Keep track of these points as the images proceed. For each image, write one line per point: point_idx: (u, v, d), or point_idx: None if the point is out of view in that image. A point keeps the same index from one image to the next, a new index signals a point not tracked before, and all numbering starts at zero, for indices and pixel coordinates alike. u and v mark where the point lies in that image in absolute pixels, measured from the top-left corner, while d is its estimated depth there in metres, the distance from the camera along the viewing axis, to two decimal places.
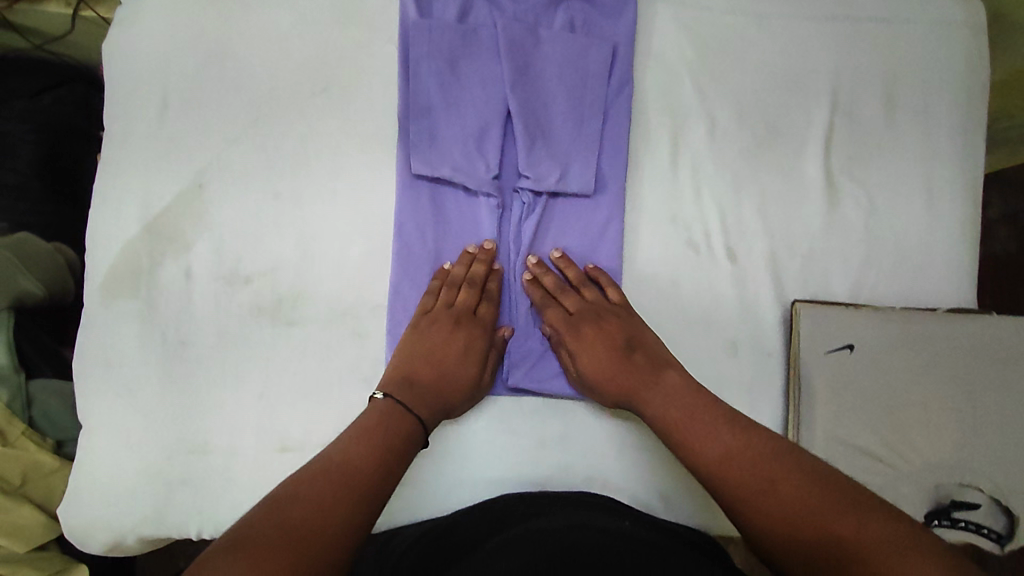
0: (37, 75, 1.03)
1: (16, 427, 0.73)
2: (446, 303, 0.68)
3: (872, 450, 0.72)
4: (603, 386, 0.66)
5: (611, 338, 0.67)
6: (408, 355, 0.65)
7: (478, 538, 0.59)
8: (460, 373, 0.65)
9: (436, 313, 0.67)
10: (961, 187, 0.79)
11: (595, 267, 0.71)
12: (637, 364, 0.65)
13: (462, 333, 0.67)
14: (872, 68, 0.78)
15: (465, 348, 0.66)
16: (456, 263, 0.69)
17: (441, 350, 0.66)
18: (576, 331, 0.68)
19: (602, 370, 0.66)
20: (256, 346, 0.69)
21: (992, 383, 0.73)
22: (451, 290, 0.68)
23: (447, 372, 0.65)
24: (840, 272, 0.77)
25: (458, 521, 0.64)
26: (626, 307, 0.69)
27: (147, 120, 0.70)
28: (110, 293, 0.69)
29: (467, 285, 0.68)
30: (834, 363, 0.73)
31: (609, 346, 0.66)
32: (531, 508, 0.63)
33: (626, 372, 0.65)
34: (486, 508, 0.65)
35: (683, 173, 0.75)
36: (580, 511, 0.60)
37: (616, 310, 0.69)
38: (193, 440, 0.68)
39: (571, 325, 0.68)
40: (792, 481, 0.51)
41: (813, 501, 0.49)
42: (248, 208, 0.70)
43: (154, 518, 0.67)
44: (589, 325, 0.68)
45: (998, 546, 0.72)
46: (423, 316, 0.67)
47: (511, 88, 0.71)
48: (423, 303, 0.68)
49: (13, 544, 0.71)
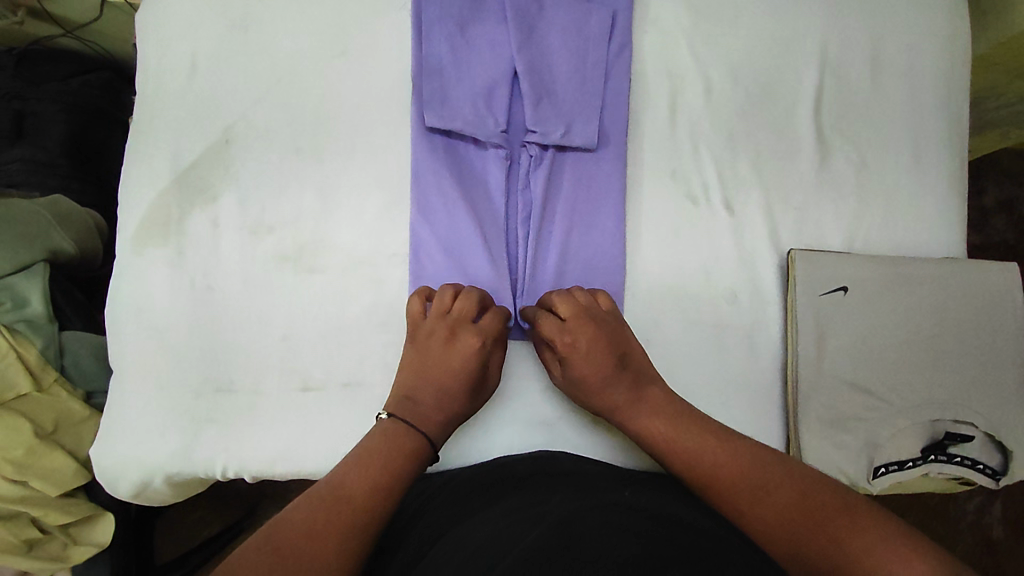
0: (70, 62, 1.08)
1: (49, 373, 0.77)
2: (442, 313, 0.69)
3: (868, 386, 0.75)
4: (593, 398, 0.68)
5: (606, 351, 0.68)
6: (411, 370, 0.68)
7: (480, 500, 0.59)
8: (456, 382, 0.67)
9: (432, 325, 0.69)
10: (947, 146, 0.83)
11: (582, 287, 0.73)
12: (627, 380, 0.67)
13: (461, 347, 0.68)
14: (859, 34, 0.82)
15: (462, 361, 0.67)
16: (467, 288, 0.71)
17: (440, 362, 0.68)
18: (571, 341, 0.68)
19: (593, 382, 0.67)
20: (279, 293, 0.73)
21: (980, 324, 0.77)
22: (446, 299, 0.70)
23: (447, 388, 0.67)
24: (833, 224, 0.80)
25: (473, 475, 0.65)
26: (615, 317, 0.71)
27: (177, 81, 0.75)
28: (142, 242, 0.73)
29: (464, 293, 0.70)
30: (830, 305, 0.76)
31: (602, 358, 0.67)
32: (547, 468, 0.64)
33: (618, 386, 0.67)
34: (502, 464, 0.67)
35: (681, 132, 0.79)
36: (578, 476, 0.61)
37: (607, 320, 0.70)
38: (220, 380, 0.71)
39: (566, 334, 0.68)
40: (782, 494, 0.55)
41: (808, 512, 0.53)
42: (272, 164, 0.74)
43: (182, 455, 0.70)
44: (584, 334, 0.68)
45: (994, 482, 0.75)
46: (420, 328, 0.69)
47: (518, 50, 0.75)
48: (417, 312, 0.70)
49: (44, 487, 0.74)
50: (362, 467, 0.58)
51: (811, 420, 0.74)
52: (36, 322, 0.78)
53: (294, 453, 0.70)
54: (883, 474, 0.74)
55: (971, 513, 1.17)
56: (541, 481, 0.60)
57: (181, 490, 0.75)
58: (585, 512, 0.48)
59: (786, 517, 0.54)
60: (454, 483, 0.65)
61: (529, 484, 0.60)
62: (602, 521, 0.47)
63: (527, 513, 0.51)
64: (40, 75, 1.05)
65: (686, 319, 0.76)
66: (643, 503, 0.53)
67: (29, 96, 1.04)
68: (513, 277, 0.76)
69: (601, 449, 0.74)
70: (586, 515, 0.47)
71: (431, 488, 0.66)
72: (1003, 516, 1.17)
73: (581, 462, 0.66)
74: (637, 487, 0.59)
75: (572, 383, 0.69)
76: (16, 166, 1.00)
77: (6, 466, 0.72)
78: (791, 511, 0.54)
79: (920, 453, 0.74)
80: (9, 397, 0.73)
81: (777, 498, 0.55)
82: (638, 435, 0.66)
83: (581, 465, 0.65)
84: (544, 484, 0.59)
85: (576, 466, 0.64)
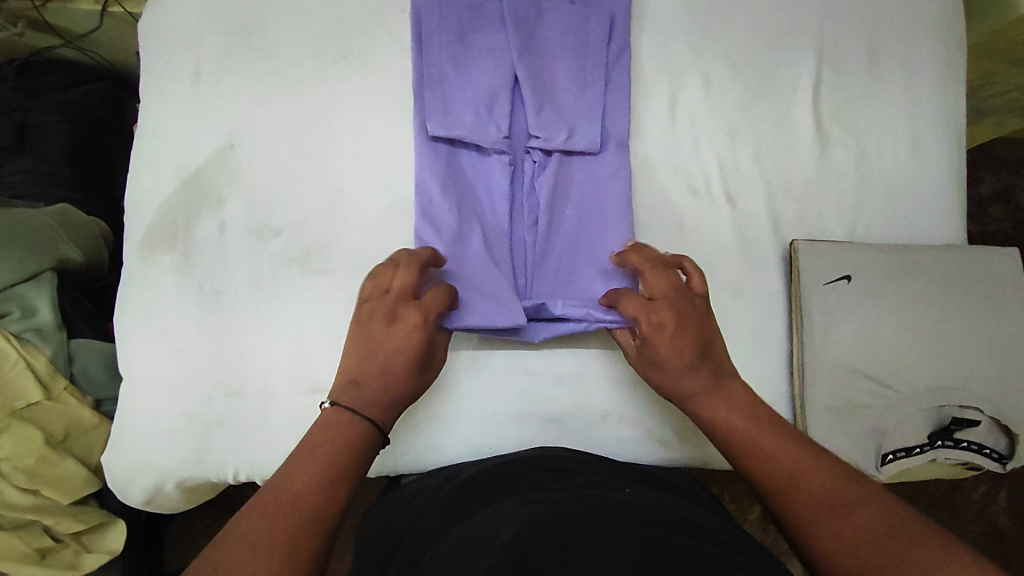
0: (70, 74, 1.08)
1: (60, 382, 0.78)
2: (384, 291, 0.65)
3: (873, 373, 0.76)
4: (679, 376, 0.64)
5: (689, 344, 0.63)
6: (348, 353, 0.64)
7: (480, 498, 0.56)
8: (395, 373, 0.62)
9: (374, 302, 0.65)
10: (944, 135, 0.83)
11: (692, 274, 0.68)
12: (703, 370, 0.63)
13: (406, 325, 0.63)
14: (854, 26, 0.83)
15: (408, 342, 0.63)
16: (408, 273, 0.65)
17: (383, 344, 0.63)
18: (674, 328, 0.64)
19: (680, 359, 0.63)
20: (287, 295, 0.73)
21: (981, 312, 0.78)
22: (389, 272, 0.66)
23: (394, 368, 0.62)
24: (834, 215, 0.81)
25: (478, 475, 0.63)
26: (711, 331, 0.66)
27: (181, 89, 0.76)
28: (149, 249, 0.74)
29: (405, 268, 0.65)
30: (833, 295, 0.77)
31: (687, 348, 0.63)
32: (549, 468, 0.61)
33: (695, 375, 0.63)
34: (504, 464, 0.65)
35: (681, 126, 0.80)
36: (583, 475, 0.59)
37: (708, 322, 0.66)
38: (229, 383, 0.71)
39: (664, 317, 0.64)
40: (861, 511, 0.50)
41: (885, 535, 0.48)
42: (277, 167, 0.75)
43: (193, 459, 0.70)
44: (687, 325, 0.64)
45: (1000, 466, 0.76)
46: (365, 305, 0.65)
47: (518, 56, 0.76)
48: (368, 288, 0.66)
49: (56, 494, 0.75)
50: (295, 482, 0.54)
51: (819, 409, 0.75)
52: (45, 331, 0.79)
53: None
54: (891, 460, 0.75)
55: (977, 502, 1.17)
56: (542, 479, 0.58)
57: (192, 495, 0.75)
58: (586, 520, 0.44)
59: (832, 512, 0.51)
60: (455, 481, 0.63)
61: (533, 481, 0.58)
62: (601, 537, 0.42)
63: (524, 504, 0.49)
64: (41, 85, 1.06)
65: None
66: (644, 502, 0.49)
67: (31, 106, 1.04)
68: (523, 279, 0.76)
69: (611, 444, 0.74)
70: (585, 535, 0.42)
71: (431, 488, 0.64)
72: (1009, 504, 1.17)
73: (586, 462, 0.64)
74: (636, 486, 0.57)
75: (660, 360, 0.64)
76: (19, 176, 1.00)
77: (16, 475, 0.72)
78: (828, 507, 0.51)
79: (927, 439, 0.75)
80: (20, 406, 0.74)
81: (857, 517, 0.50)
82: (704, 420, 0.63)
83: (581, 462, 0.63)
84: (545, 481, 0.57)
85: (578, 464, 0.63)
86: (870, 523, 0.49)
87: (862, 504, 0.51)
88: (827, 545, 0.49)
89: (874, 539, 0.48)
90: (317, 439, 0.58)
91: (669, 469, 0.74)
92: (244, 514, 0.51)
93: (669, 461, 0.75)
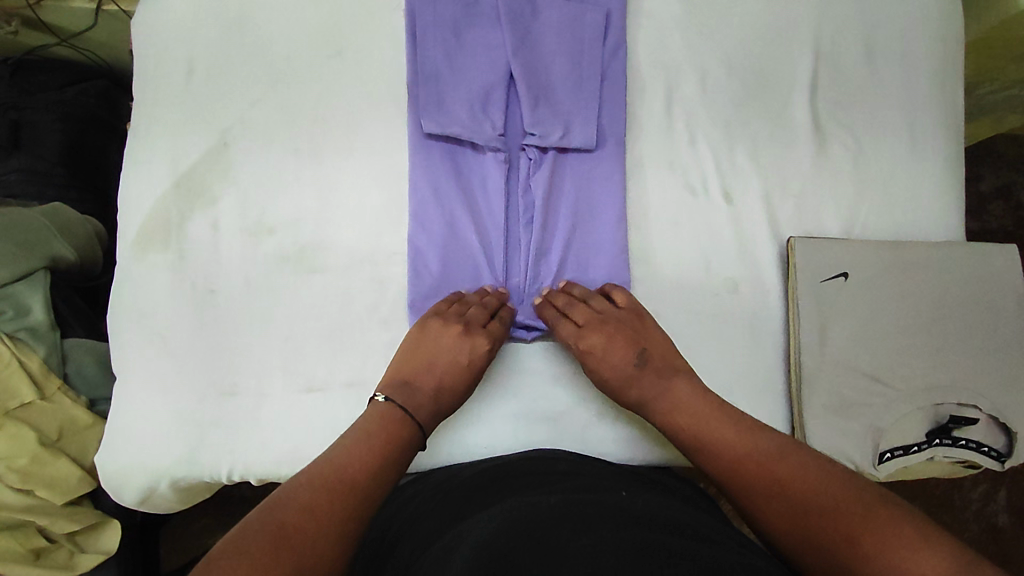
0: (63, 72, 1.07)
1: (52, 382, 0.77)
2: (458, 312, 0.70)
3: (870, 370, 0.75)
4: (625, 387, 0.68)
5: (624, 359, 0.68)
6: (409, 355, 0.68)
7: (475, 500, 0.56)
8: (448, 389, 0.67)
9: (446, 317, 0.69)
10: (941, 131, 0.83)
11: (608, 284, 0.74)
12: (648, 378, 0.67)
13: (473, 350, 0.68)
14: (852, 22, 0.82)
15: (471, 365, 0.68)
16: (475, 306, 0.71)
17: (448, 354, 0.67)
18: (603, 346, 0.68)
19: (623, 373, 0.68)
20: (281, 294, 0.72)
21: (980, 308, 0.77)
22: (464, 303, 0.71)
23: (450, 383, 0.67)
24: (832, 212, 0.80)
25: (474, 474, 0.63)
26: (655, 337, 0.70)
27: (175, 86, 0.75)
28: (142, 247, 0.73)
29: (479, 308, 0.71)
30: (831, 292, 0.77)
31: (620, 362, 0.68)
32: (545, 468, 0.62)
33: (639, 385, 0.68)
34: (498, 464, 0.65)
35: (677, 123, 0.79)
36: (580, 477, 0.58)
37: (644, 326, 0.70)
38: (223, 383, 0.71)
39: (590, 337, 0.69)
40: (802, 486, 0.54)
41: (824, 506, 0.51)
42: (271, 165, 0.74)
43: (186, 459, 0.70)
44: (617, 339, 0.68)
45: (999, 464, 0.75)
46: (434, 316, 0.70)
47: (513, 52, 0.75)
48: (437, 305, 0.71)
49: (49, 495, 0.75)
50: (340, 469, 0.55)
51: (816, 407, 0.74)
52: (39, 330, 0.78)
53: (297, 455, 0.70)
54: (888, 459, 0.74)
55: (977, 501, 1.17)
56: (537, 482, 0.58)
57: (186, 496, 0.75)
58: (579, 523, 0.43)
59: (772, 493, 0.55)
60: (450, 482, 0.63)
61: (528, 484, 0.57)
62: (597, 542, 0.41)
63: (514, 508, 0.48)
64: (36, 84, 1.05)
65: (688, 310, 0.76)
66: (642, 506, 0.49)
67: (25, 105, 1.03)
68: (518, 278, 0.75)
69: (607, 443, 0.74)
70: (574, 539, 0.41)
71: (426, 489, 0.64)
72: (1009, 503, 1.17)
73: (576, 462, 0.64)
74: (633, 489, 0.56)
75: (603, 375, 0.69)
76: (14, 176, 1.00)
77: (12, 475, 0.72)
78: (777, 488, 0.55)
79: (924, 437, 0.75)
80: (14, 406, 0.74)
81: (801, 493, 0.53)
82: (661, 424, 0.67)
83: (577, 465, 0.63)
84: (540, 484, 0.56)
85: (573, 466, 0.63)
86: (815, 496, 0.53)
87: (803, 479, 0.54)
88: (775, 524, 0.54)
89: (817, 512, 0.51)
90: (365, 432, 0.60)
91: (664, 469, 0.74)
92: (288, 489, 0.52)
93: (666, 460, 0.75)
